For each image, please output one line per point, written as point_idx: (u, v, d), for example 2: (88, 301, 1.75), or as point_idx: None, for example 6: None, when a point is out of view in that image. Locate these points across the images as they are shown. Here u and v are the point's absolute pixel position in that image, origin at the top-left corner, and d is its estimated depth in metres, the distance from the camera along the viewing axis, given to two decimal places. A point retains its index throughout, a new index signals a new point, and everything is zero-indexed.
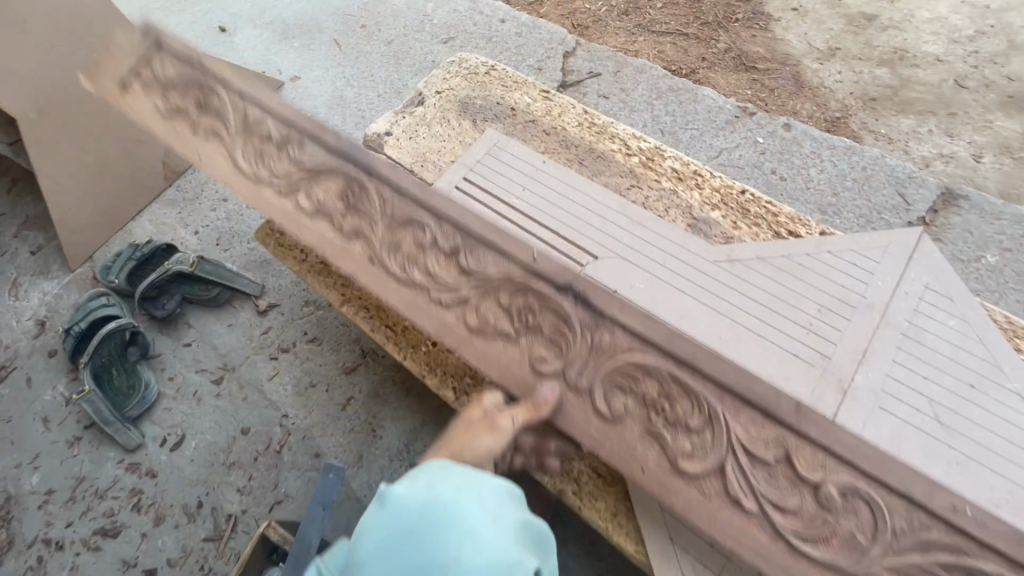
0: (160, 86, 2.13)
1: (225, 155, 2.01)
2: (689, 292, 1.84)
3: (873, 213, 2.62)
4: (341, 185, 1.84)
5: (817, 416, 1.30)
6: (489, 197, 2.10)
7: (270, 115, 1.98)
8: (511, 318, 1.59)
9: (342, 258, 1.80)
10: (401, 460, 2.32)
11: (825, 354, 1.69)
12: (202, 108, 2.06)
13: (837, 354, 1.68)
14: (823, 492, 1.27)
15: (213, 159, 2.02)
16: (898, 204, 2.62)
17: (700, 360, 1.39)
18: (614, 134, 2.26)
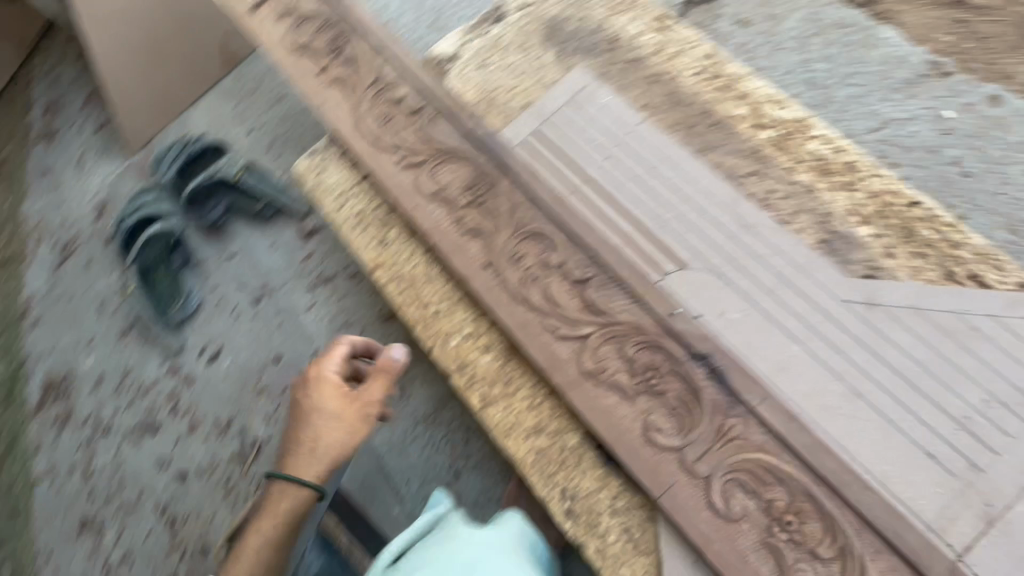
0: (293, 19, 1.97)
1: (350, 107, 1.86)
2: (799, 338, 1.40)
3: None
4: (470, 174, 1.68)
5: None
6: (562, 161, 1.67)
7: (405, 82, 1.82)
8: (632, 373, 1.40)
9: (453, 251, 1.62)
10: (425, 425, 2.15)
11: (974, 463, 1.25)
12: (335, 54, 1.91)
13: (996, 467, 1.24)
14: None
15: (335, 107, 1.87)
16: None
17: (843, 482, 1.23)
18: (743, 94, 1.71)
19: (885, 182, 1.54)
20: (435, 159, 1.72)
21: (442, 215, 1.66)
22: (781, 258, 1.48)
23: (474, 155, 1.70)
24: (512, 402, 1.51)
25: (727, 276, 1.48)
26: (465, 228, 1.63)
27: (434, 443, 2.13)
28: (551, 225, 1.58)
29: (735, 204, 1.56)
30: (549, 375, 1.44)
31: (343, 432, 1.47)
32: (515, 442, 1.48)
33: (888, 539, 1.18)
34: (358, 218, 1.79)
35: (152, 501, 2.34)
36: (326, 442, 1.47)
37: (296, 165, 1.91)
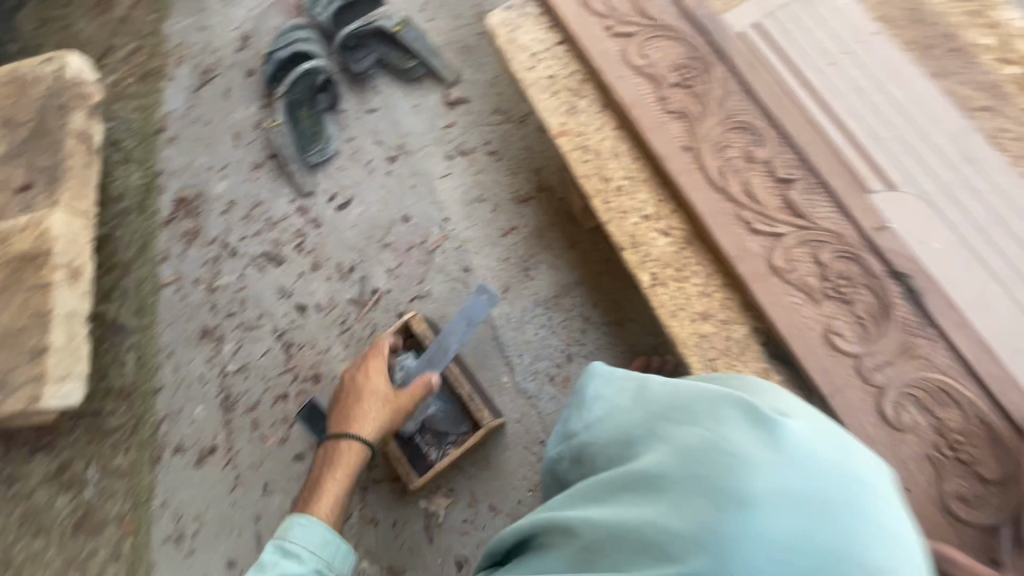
0: None
1: None
2: (1004, 275, 1.36)
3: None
4: (682, 55, 1.64)
5: None
6: (783, 58, 1.59)
7: None
8: (822, 277, 1.41)
9: (652, 128, 1.60)
10: (545, 307, 2.22)
11: None
12: None
13: None
14: None
15: None
16: None
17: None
18: (994, 23, 1.59)
19: None
20: (647, 31, 1.67)
21: (647, 90, 1.63)
22: (999, 197, 1.43)
23: (692, 33, 1.64)
24: (683, 286, 1.53)
25: (938, 203, 1.44)
26: (669, 109, 1.60)
27: (551, 325, 2.20)
28: (760, 122, 1.55)
29: (960, 135, 1.50)
30: (736, 264, 1.46)
31: (387, 409, 1.73)
32: (680, 323, 1.50)
33: None
34: (550, 81, 1.75)
35: (271, 325, 2.49)
36: (363, 395, 1.74)
37: (489, 17, 1.85)
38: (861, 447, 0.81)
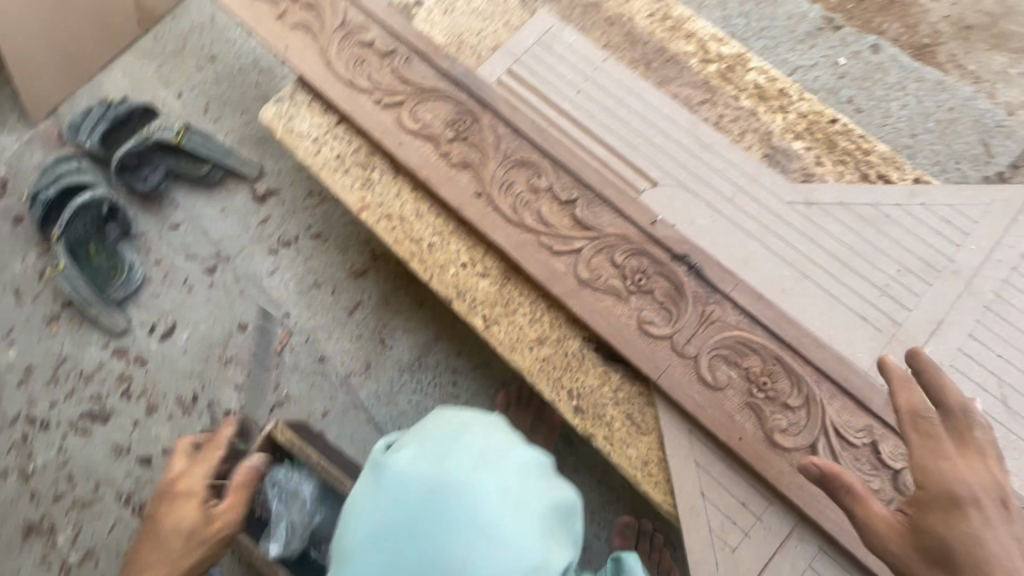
0: None
1: (317, 52, 1.85)
2: (757, 236, 1.63)
3: (951, 162, 2.36)
4: (451, 111, 1.75)
5: None
6: (538, 98, 1.79)
7: (375, 24, 1.86)
8: (623, 277, 1.56)
9: (443, 184, 1.68)
10: (411, 373, 2.19)
11: (896, 320, 1.54)
12: None
13: (910, 320, 1.54)
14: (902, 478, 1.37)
15: (300, 52, 1.86)
16: (978, 155, 2.37)
17: (803, 345, 1.47)
18: (690, 33, 1.91)
19: (811, 105, 1.81)
20: (414, 97, 1.77)
21: (428, 149, 1.72)
22: (737, 171, 1.70)
23: (454, 90, 1.77)
24: (514, 319, 1.60)
25: (694, 190, 1.68)
26: (453, 161, 1.69)
27: (422, 388, 2.17)
28: (535, 154, 1.69)
29: (694, 128, 1.75)
30: (549, 286, 1.56)
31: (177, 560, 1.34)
32: (521, 355, 1.57)
33: (840, 387, 1.44)
34: (339, 160, 1.77)
35: (112, 492, 2.15)
36: (171, 532, 1.37)
37: (262, 111, 1.84)
38: (452, 466, 0.93)
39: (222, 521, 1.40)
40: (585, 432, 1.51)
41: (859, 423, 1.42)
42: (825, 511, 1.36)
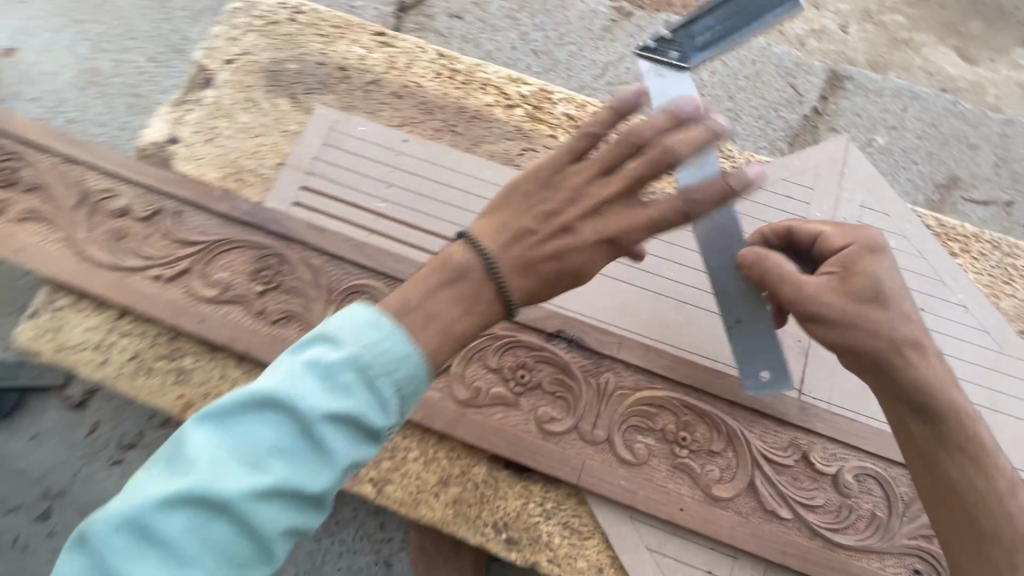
0: None
1: (63, 241, 1.50)
2: (623, 276, 1.52)
3: (770, 112, 2.41)
4: (252, 259, 1.48)
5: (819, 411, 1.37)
6: (346, 207, 1.55)
7: (125, 186, 1.55)
8: (505, 380, 1.39)
9: (271, 348, 1.41)
10: (331, 536, 1.88)
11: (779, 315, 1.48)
12: (9, 186, 1.55)
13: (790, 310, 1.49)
14: (842, 480, 1.33)
15: (40, 248, 1.50)
16: (791, 97, 2.44)
17: (706, 382, 1.38)
18: (484, 82, 1.74)
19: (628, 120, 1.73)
20: (202, 257, 1.48)
21: (238, 314, 1.44)
22: None
23: (247, 235, 1.51)
24: (407, 469, 1.38)
25: None
26: (273, 318, 1.43)
27: (349, 547, 1.88)
28: (363, 276, 1.47)
29: None
30: (429, 423, 1.35)
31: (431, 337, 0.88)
32: (429, 506, 1.37)
33: (754, 410, 1.37)
34: (137, 362, 1.45)
35: None
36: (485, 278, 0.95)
37: (18, 333, 1.47)
38: None
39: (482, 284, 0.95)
40: (528, 564, 1.33)
41: (784, 441, 1.36)
42: (787, 549, 1.28)
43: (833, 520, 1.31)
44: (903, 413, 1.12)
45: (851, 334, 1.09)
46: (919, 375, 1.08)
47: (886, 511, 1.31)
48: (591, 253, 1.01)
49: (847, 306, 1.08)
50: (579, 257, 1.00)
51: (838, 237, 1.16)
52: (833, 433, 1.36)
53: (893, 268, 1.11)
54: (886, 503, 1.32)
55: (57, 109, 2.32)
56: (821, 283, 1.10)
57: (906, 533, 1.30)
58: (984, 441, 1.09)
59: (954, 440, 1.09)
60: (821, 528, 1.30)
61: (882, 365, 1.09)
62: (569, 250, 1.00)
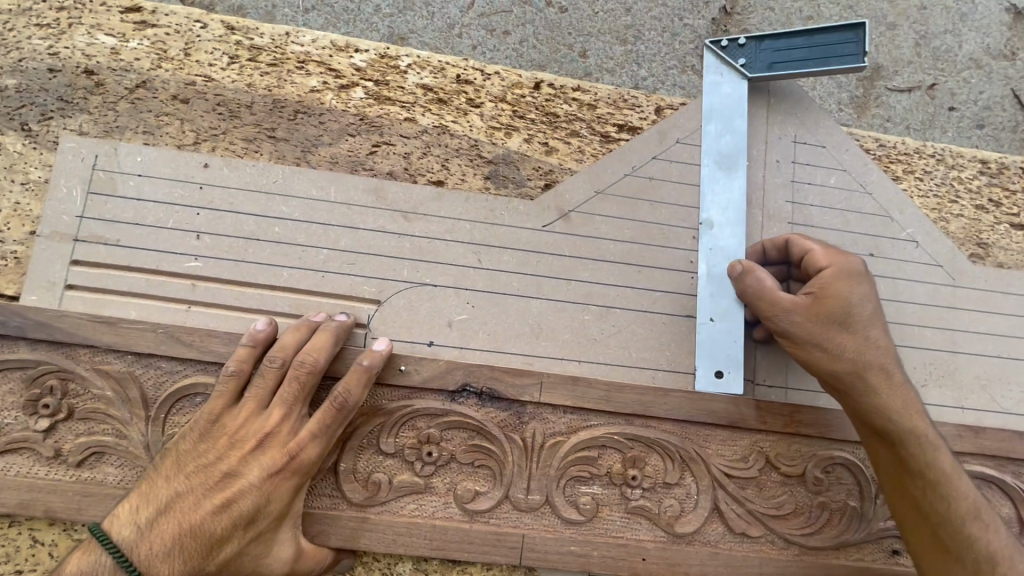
0: None
1: None
2: (530, 292, 1.21)
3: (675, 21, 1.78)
4: (23, 383, 1.05)
5: (778, 407, 1.18)
6: (143, 278, 1.13)
7: None
8: (408, 463, 1.10)
9: (81, 501, 1.03)
10: None
11: None
12: None
13: None
14: (811, 478, 1.17)
15: None
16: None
17: (650, 405, 1.15)
18: (300, 58, 1.27)
19: (502, 79, 1.33)
20: None
21: (25, 465, 1.04)
22: (463, 224, 1.22)
23: (3, 350, 1.05)
24: None
25: (428, 280, 1.19)
26: (75, 459, 1.04)
27: None
28: (190, 372, 1.09)
29: (382, 195, 1.21)
30: (325, 541, 1.06)
31: (174, 540, 0.96)
32: None
33: (708, 423, 1.16)
34: None
35: None
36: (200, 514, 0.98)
37: None
38: None
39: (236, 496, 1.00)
40: None
41: (746, 451, 1.17)
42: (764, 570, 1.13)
43: (807, 524, 1.17)
44: (869, 435, 1.10)
45: (816, 354, 1.08)
46: (876, 405, 1.06)
47: (860, 498, 1.18)
48: (263, 508, 1.00)
49: (815, 329, 1.07)
50: (249, 513, 0.99)
51: (822, 255, 1.13)
52: (798, 427, 1.18)
53: (867, 294, 1.09)
54: (858, 489, 1.19)
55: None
56: (791, 307, 1.09)
57: (882, 517, 1.17)
58: (946, 470, 1.03)
59: (913, 466, 1.04)
60: (796, 537, 1.15)
61: (844, 389, 1.08)
62: (239, 507, 0.99)
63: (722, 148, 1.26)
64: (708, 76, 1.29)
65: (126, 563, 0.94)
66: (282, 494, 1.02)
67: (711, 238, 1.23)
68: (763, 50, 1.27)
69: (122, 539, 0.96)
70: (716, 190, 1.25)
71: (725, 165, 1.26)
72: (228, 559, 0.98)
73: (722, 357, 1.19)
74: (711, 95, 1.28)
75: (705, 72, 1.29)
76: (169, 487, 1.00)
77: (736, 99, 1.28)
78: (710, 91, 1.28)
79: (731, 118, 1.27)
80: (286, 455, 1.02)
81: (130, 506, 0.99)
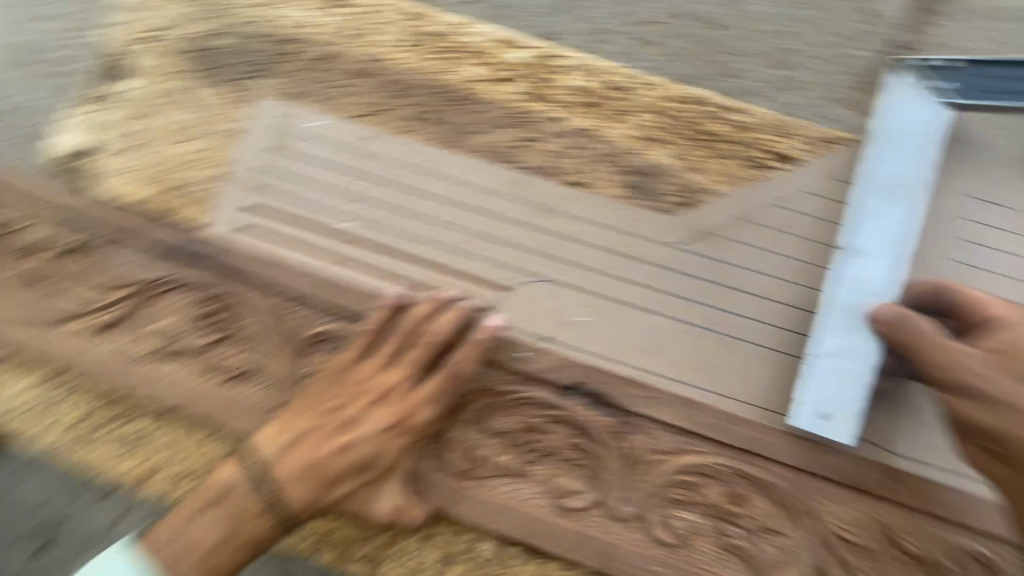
0: None
1: None
2: (655, 307, 1.20)
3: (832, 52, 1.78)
4: (194, 303, 1.19)
5: (904, 476, 1.10)
6: (300, 230, 1.23)
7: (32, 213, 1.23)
8: (511, 447, 1.13)
9: (227, 413, 1.16)
10: None
11: None
12: None
13: None
14: (931, 560, 1.08)
15: None
16: None
17: (762, 443, 1.12)
18: (466, 49, 1.33)
19: (656, 91, 1.32)
20: (134, 302, 1.19)
21: (181, 373, 1.17)
22: (598, 228, 1.23)
23: (186, 271, 1.20)
24: (402, 546, 1.18)
25: (557, 278, 1.21)
26: (225, 374, 1.17)
27: None
28: (331, 320, 1.19)
29: (523, 188, 1.25)
30: (423, 500, 1.13)
31: (302, 469, 1.09)
32: None
33: (822, 475, 1.12)
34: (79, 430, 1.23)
35: None
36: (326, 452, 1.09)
37: None
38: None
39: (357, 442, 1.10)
40: None
41: (860, 516, 1.10)
42: None
43: None
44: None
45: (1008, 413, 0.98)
46: None
47: None
48: (377, 457, 1.10)
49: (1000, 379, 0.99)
50: (365, 458, 1.09)
51: (999, 308, 1.06)
52: (922, 502, 1.10)
53: None
54: None
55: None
56: (968, 351, 1.02)
57: None
58: None
59: None
60: None
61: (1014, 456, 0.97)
62: (358, 453, 1.10)
63: (890, 174, 1.18)
64: (889, 99, 1.21)
65: (264, 480, 1.08)
66: (394, 450, 1.11)
67: (855, 265, 1.15)
68: (967, 74, 1.20)
69: (263, 458, 1.10)
70: (875, 218, 1.17)
71: (892, 192, 1.18)
72: (344, 495, 1.10)
73: (829, 398, 1.12)
74: (886, 117, 1.21)
75: (886, 93, 1.22)
76: (302, 423, 1.11)
77: (919, 123, 1.20)
78: (889, 109, 1.21)
79: (906, 144, 1.19)
80: (401, 414, 1.11)
81: (270, 431, 1.12)
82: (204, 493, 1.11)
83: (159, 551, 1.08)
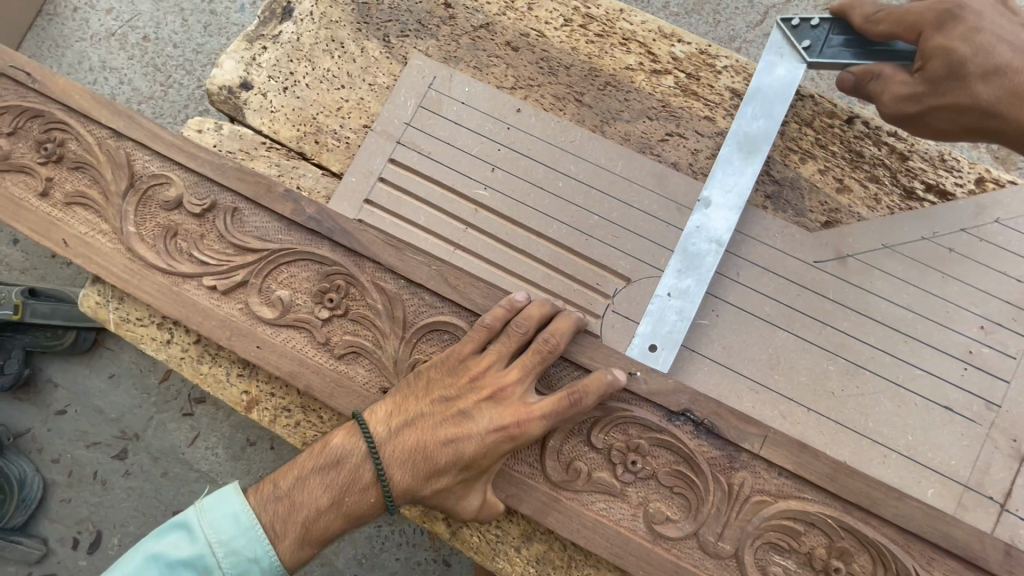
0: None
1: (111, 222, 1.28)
2: (782, 322, 1.20)
3: None
4: (318, 277, 1.23)
5: None
6: (440, 190, 1.30)
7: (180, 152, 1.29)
8: (610, 464, 1.12)
9: (332, 390, 1.18)
10: (392, 523, 1.75)
11: (994, 402, 1.14)
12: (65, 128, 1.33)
13: (1011, 397, 1.14)
14: None
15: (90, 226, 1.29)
16: None
17: (877, 503, 1.05)
18: (626, 36, 1.38)
19: (816, 104, 1.32)
20: (258, 269, 1.24)
21: (299, 343, 1.21)
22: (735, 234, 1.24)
23: (311, 246, 1.23)
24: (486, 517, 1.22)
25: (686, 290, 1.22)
26: (338, 352, 1.20)
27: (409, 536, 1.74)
28: (445, 311, 1.18)
29: (663, 181, 1.28)
30: (515, 505, 1.11)
31: (418, 461, 1.02)
32: (507, 558, 1.20)
33: (940, 546, 1.03)
34: (203, 345, 1.30)
35: None
36: (436, 443, 1.03)
37: (83, 297, 1.33)
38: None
39: (466, 439, 1.03)
40: None
41: None
42: None
43: None
44: None
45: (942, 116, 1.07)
46: None
47: None
48: (479, 460, 1.04)
49: (925, 98, 1.07)
50: (468, 459, 1.03)
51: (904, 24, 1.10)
52: None
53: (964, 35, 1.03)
54: None
55: (132, 23, 2.07)
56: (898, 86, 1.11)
57: None
58: None
59: None
60: None
61: None
62: (463, 446, 1.03)
63: (749, 131, 1.24)
64: (765, 58, 1.28)
65: (375, 455, 1.02)
66: (495, 454, 1.05)
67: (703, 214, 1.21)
68: None
69: (376, 434, 1.04)
70: (728, 170, 1.23)
71: None
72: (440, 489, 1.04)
73: (664, 334, 1.17)
74: (760, 76, 1.27)
75: None
76: (419, 405, 1.06)
77: (785, 86, 1.26)
78: None
79: (770, 104, 1.26)
80: (515, 422, 1.04)
81: (385, 409, 1.07)
82: (318, 457, 1.03)
83: (266, 504, 0.98)
